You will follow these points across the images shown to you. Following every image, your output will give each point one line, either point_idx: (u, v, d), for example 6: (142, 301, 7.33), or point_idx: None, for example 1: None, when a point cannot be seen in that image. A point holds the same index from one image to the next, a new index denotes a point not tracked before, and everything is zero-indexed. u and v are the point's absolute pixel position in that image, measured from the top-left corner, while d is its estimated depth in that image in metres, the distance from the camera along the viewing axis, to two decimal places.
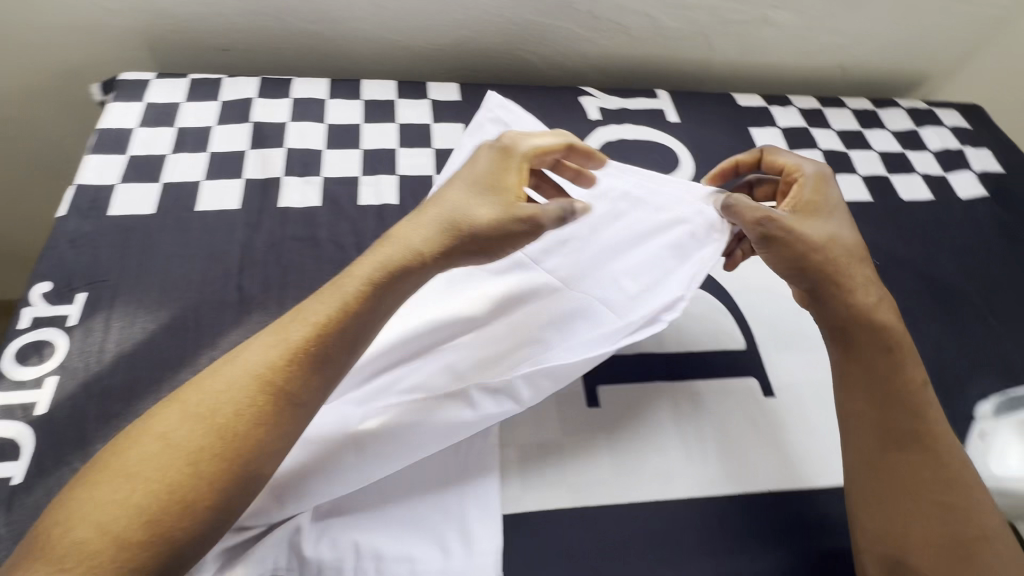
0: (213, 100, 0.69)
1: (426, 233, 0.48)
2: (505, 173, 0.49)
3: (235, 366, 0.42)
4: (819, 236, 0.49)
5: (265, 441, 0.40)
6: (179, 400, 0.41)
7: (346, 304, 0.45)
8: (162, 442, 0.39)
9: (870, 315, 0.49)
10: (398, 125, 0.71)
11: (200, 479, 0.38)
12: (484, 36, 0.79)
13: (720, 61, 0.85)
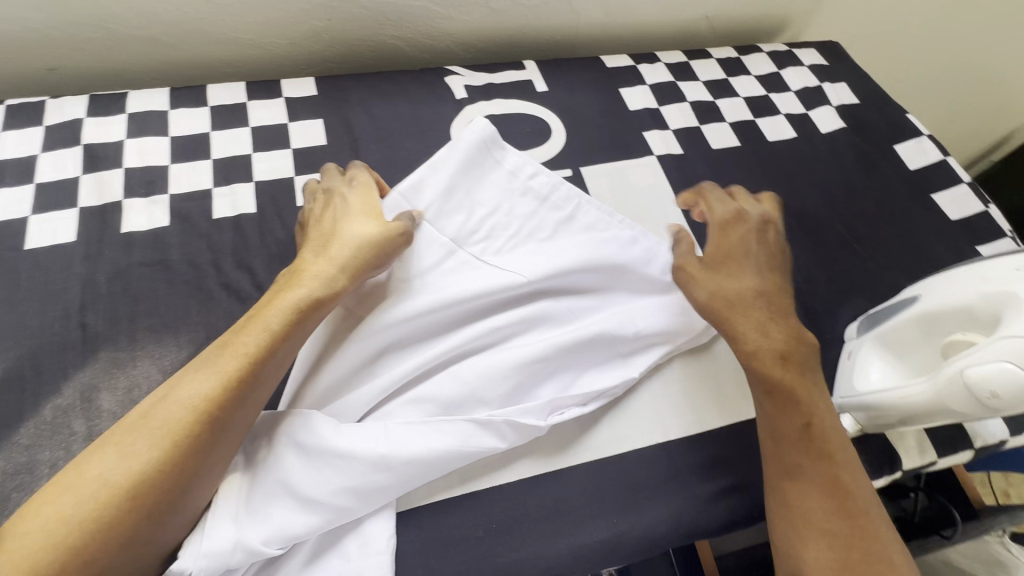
0: (35, 126, 0.63)
1: (335, 264, 0.48)
2: (371, 206, 0.52)
3: (173, 399, 0.40)
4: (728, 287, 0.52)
5: (202, 468, 0.39)
6: (114, 438, 0.38)
7: (277, 336, 0.44)
8: (100, 482, 0.36)
9: (769, 346, 0.50)
10: (251, 129, 0.67)
11: (134, 521, 0.36)
12: (337, 25, 0.75)
13: (587, 26, 0.85)
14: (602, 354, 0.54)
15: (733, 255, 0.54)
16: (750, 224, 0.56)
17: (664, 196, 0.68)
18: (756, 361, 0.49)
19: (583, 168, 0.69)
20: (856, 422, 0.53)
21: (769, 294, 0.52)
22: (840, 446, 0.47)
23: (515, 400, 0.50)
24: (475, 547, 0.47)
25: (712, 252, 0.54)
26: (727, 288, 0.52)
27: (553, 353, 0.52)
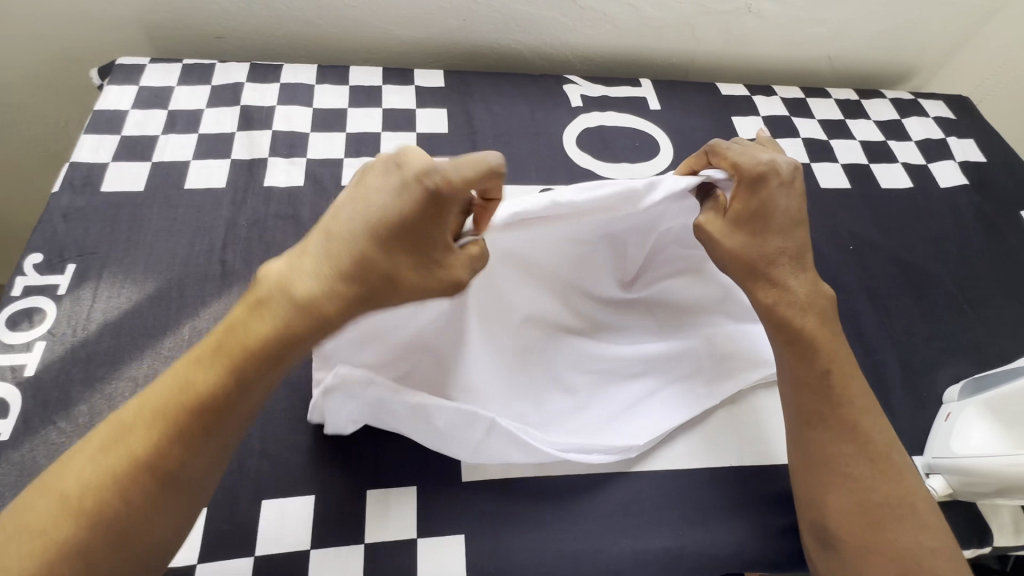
0: (204, 84, 0.72)
1: (316, 279, 0.39)
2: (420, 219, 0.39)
3: (116, 449, 0.38)
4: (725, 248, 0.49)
5: (158, 520, 0.38)
6: (53, 489, 0.37)
7: (228, 380, 0.39)
8: (41, 541, 0.35)
9: (806, 334, 0.49)
10: (383, 110, 0.72)
11: (99, 572, 0.36)
12: (470, 25, 0.81)
13: (706, 52, 0.86)
14: (683, 376, 0.55)
15: (766, 216, 0.48)
16: (782, 179, 0.47)
17: None
18: (805, 331, 0.48)
19: None
20: (947, 484, 0.51)
21: (806, 267, 0.49)
22: (887, 446, 0.48)
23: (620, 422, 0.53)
24: (543, 529, 0.49)
25: (743, 214, 0.48)
26: (755, 248, 0.48)
27: (634, 364, 0.55)
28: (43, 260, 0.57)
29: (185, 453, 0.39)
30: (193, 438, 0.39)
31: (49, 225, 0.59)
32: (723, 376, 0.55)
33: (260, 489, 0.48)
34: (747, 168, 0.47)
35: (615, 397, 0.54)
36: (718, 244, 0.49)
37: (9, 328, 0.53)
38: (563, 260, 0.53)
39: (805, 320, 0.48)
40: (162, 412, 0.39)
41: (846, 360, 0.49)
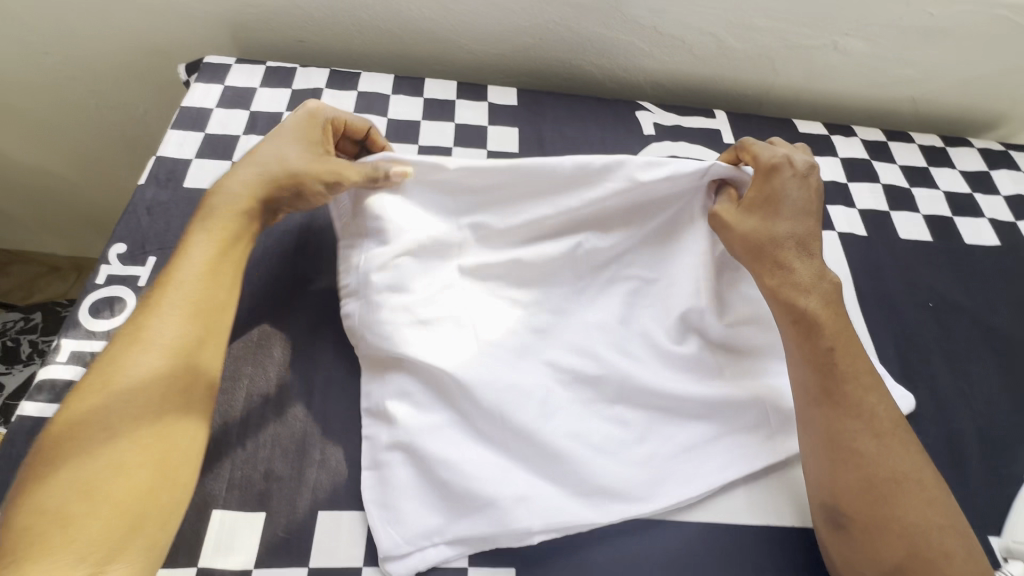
0: (286, 87, 0.73)
1: (240, 185, 0.54)
2: (314, 136, 0.57)
3: (134, 354, 0.45)
4: (733, 230, 0.55)
5: (183, 402, 0.44)
6: (87, 400, 0.43)
7: (211, 271, 0.50)
8: (88, 439, 0.41)
9: (804, 308, 0.52)
10: (456, 125, 0.73)
11: (138, 454, 0.41)
12: (546, 45, 0.81)
13: (783, 87, 0.83)
14: (744, 419, 0.54)
15: (777, 202, 0.55)
16: (796, 171, 0.55)
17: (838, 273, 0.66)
18: (806, 303, 0.52)
19: None
20: None
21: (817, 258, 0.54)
22: (888, 423, 0.48)
23: (680, 466, 0.51)
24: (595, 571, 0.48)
25: (754, 197, 0.56)
26: (766, 231, 0.54)
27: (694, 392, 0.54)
28: (126, 251, 0.59)
29: (181, 382, 0.45)
30: (186, 365, 0.46)
31: (134, 217, 0.61)
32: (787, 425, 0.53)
33: (318, 500, 0.49)
34: (764, 159, 0.56)
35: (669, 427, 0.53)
36: (736, 229, 0.55)
37: (92, 315, 0.55)
38: (605, 272, 0.58)
39: (809, 299, 0.52)
40: (164, 332, 0.46)
41: (858, 348, 0.51)
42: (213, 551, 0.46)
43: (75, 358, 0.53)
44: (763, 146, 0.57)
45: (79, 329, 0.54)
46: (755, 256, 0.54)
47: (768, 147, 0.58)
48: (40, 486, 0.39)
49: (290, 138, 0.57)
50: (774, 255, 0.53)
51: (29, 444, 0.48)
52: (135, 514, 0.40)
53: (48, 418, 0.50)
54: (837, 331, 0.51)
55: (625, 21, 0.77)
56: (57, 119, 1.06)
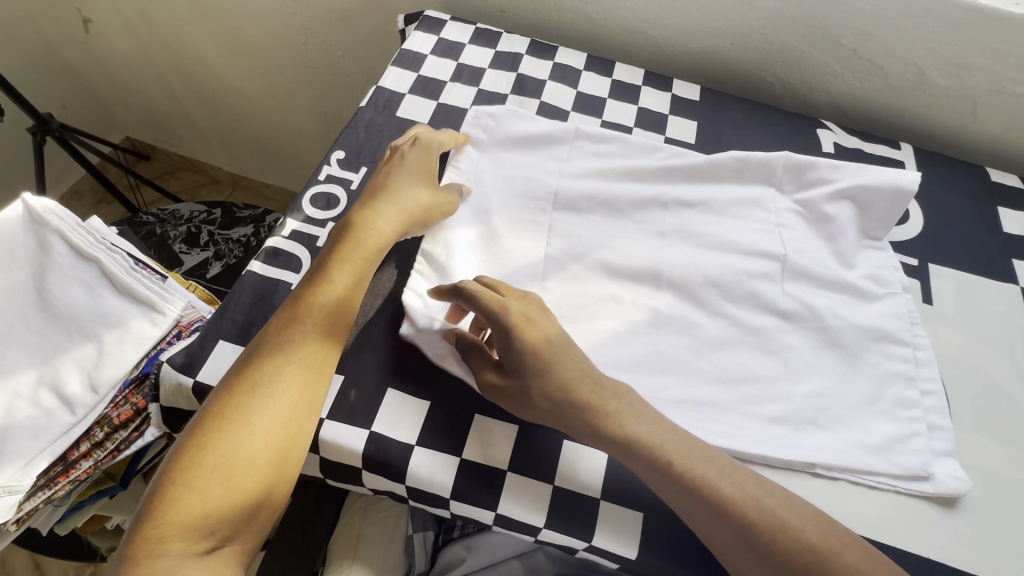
0: (491, 48, 0.80)
1: (385, 220, 0.57)
2: (427, 167, 0.62)
3: (275, 357, 0.48)
4: (542, 397, 0.48)
5: (307, 405, 0.48)
6: (234, 390, 0.47)
7: (342, 290, 0.53)
8: (230, 425, 0.45)
9: (642, 443, 0.46)
10: (638, 108, 0.76)
11: (269, 446, 0.45)
12: (735, 49, 0.83)
13: (979, 134, 0.80)
14: (847, 426, 0.54)
15: (540, 358, 0.48)
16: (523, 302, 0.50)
17: (1016, 328, 0.63)
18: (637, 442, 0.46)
19: (932, 265, 0.67)
20: None
21: (584, 374, 0.49)
22: (751, 495, 0.45)
23: (815, 450, 0.53)
24: None
25: (511, 362, 0.49)
26: (561, 381, 0.48)
27: (827, 388, 0.56)
28: (345, 158, 0.68)
29: (309, 400, 0.48)
30: (316, 384, 0.49)
31: (353, 132, 0.70)
32: (812, 432, 0.54)
33: (475, 404, 0.54)
34: (505, 318, 0.48)
35: (692, 395, 0.55)
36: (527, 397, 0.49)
37: (312, 204, 0.64)
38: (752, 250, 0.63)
39: (587, 426, 0.48)
40: (296, 339, 0.49)
41: (653, 429, 0.47)
42: (382, 420, 0.52)
43: (296, 235, 0.61)
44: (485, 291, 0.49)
45: (300, 213, 0.63)
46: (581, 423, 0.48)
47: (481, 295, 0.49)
48: (184, 464, 0.44)
49: (412, 175, 0.61)
50: (598, 414, 0.47)
51: (252, 292, 0.58)
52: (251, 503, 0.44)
53: (270, 277, 0.59)
54: (671, 442, 0.47)
55: (826, 39, 0.77)
56: (267, 49, 1.21)
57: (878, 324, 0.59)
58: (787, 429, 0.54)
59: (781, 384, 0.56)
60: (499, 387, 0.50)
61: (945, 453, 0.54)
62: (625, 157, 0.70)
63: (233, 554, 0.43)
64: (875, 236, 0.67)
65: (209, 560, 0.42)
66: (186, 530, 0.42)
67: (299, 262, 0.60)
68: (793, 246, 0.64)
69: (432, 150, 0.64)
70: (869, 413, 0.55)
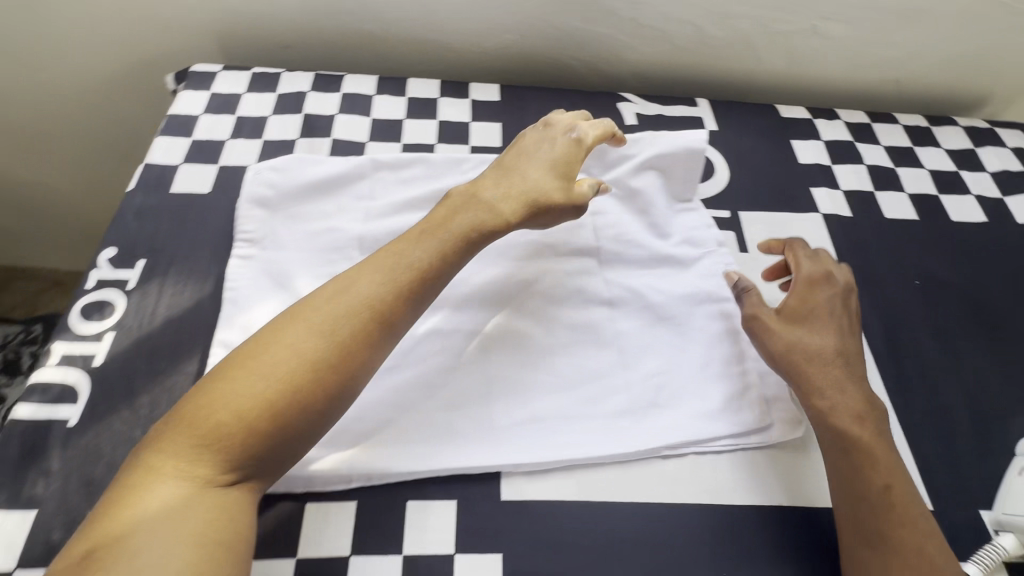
0: (271, 91, 0.74)
1: (503, 197, 0.55)
2: (571, 164, 0.59)
3: (350, 297, 0.47)
4: (781, 343, 0.54)
5: (366, 359, 0.46)
6: (301, 318, 0.47)
7: (434, 254, 0.51)
8: (288, 352, 0.45)
9: (835, 418, 0.50)
10: (439, 122, 0.74)
11: (314, 393, 0.44)
12: (525, 40, 0.82)
13: (766, 75, 0.84)
14: (683, 402, 0.54)
15: (808, 315, 0.55)
16: (832, 288, 0.57)
17: (824, 255, 0.66)
18: (836, 416, 0.50)
19: (742, 213, 0.69)
20: (1018, 543, 0.48)
21: (821, 353, 0.53)
22: (888, 489, 0.47)
23: (658, 433, 0.53)
24: (584, 555, 0.48)
25: (790, 309, 0.56)
26: (815, 343, 0.54)
27: (660, 367, 0.56)
28: (116, 255, 0.60)
29: (366, 354, 0.46)
30: (375, 339, 0.47)
31: (122, 221, 0.62)
32: (656, 415, 0.54)
33: (305, 493, 0.49)
34: (806, 270, 0.57)
35: (533, 413, 0.53)
36: (767, 339, 0.54)
37: (83, 318, 0.56)
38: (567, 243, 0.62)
39: (825, 399, 0.51)
40: (372, 289, 0.48)
41: (841, 409, 0.51)
42: None
43: (67, 361, 0.53)
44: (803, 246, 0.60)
45: (69, 332, 0.55)
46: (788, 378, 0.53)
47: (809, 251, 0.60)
48: (232, 378, 0.44)
49: (538, 160, 0.59)
50: (812, 376, 0.52)
51: (20, 445, 0.49)
52: (277, 442, 0.43)
53: (40, 419, 0.50)
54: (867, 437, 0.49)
55: (605, 14, 0.78)
56: None
57: (696, 290, 0.60)
58: (631, 419, 0.53)
59: (617, 374, 0.56)
60: (764, 327, 0.55)
61: (775, 398, 0.55)
62: (432, 178, 0.67)
63: (246, 493, 0.43)
64: (685, 199, 0.68)
65: (220, 492, 0.41)
66: (209, 453, 0.42)
67: (74, 392, 0.52)
68: (605, 230, 0.63)
69: (585, 143, 0.61)
70: (701, 382, 0.56)
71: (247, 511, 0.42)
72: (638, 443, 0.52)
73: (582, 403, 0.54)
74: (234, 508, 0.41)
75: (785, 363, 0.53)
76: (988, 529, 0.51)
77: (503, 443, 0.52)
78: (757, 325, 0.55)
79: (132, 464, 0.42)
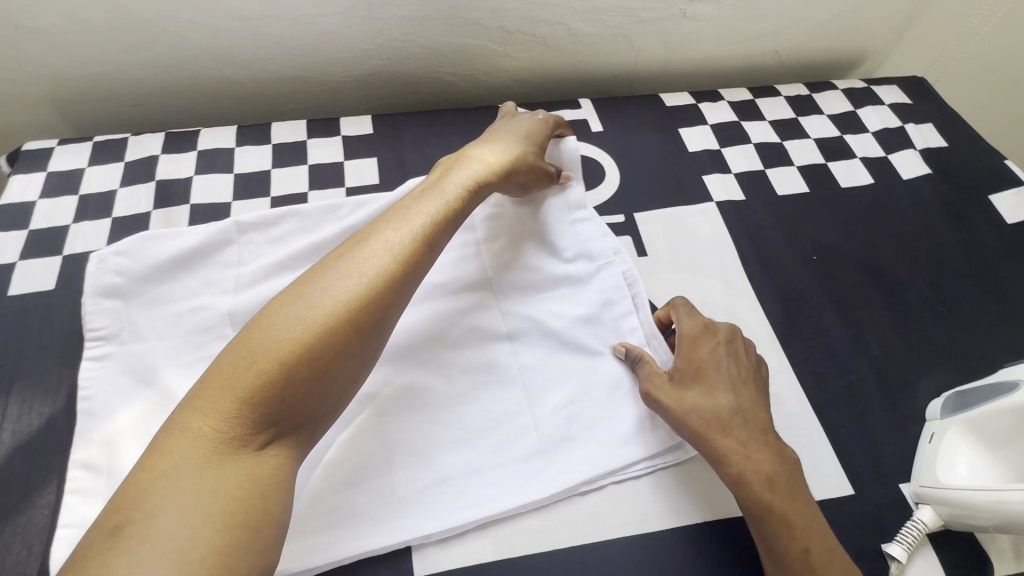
0: (118, 161, 0.68)
1: (496, 156, 0.57)
2: (540, 137, 0.61)
3: (375, 244, 0.47)
4: (682, 411, 0.50)
5: (394, 308, 0.46)
6: (329, 268, 0.46)
7: (447, 205, 0.52)
8: (321, 301, 0.44)
9: (744, 486, 0.47)
10: (310, 167, 0.68)
11: (349, 341, 0.43)
12: (394, 64, 0.77)
13: (646, 63, 0.83)
14: (595, 433, 0.52)
15: (702, 374, 0.51)
16: (717, 339, 0.53)
17: (722, 245, 0.65)
18: (744, 486, 0.47)
19: (636, 214, 0.67)
20: (937, 515, 0.48)
21: (717, 413, 0.49)
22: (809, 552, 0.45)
23: (573, 467, 0.50)
24: None
25: (683, 369, 0.52)
26: (708, 405, 0.50)
27: (568, 397, 0.53)
28: None
29: (394, 299, 0.46)
30: (403, 285, 0.46)
31: None
32: (569, 449, 0.51)
33: None
34: (687, 327, 0.54)
35: (440, 473, 0.50)
36: (667, 408, 0.50)
37: None
38: (462, 273, 0.58)
39: (732, 465, 0.48)
40: (394, 236, 0.48)
41: (750, 469, 0.47)
42: None
43: None
44: (682, 303, 0.56)
45: None
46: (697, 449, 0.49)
47: (689, 307, 0.56)
48: (269, 328, 0.43)
49: (512, 134, 0.61)
50: (715, 443, 0.48)
51: None
52: (309, 402, 0.42)
53: None
54: (778, 501, 0.46)
55: (470, 26, 0.74)
56: None
57: (598, 310, 0.57)
58: (544, 457, 0.51)
59: (524, 411, 0.53)
60: (661, 398, 0.51)
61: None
62: (307, 231, 0.61)
63: (282, 455, 0.41)
64: (580, 206, 0.62)
65: (255, 453, 0.40)
66: (244, 411, 0.40)
67: None
68: (497, 254, 0.59)
69: (547, 121, 0.63)
70: (613, 408, 0.53)
71: (284, 473, 0.41)
72: (553, 482, 0.50)
73: (490, 451, 0.51)
74: (269, 471, 0.40)
75: (685, 432, 0.50)
76: (909, 502, 0.51)
77: (418, 513, 0.48)
78: (655, 398, 0.51)
79: (166, 425, 0.41)
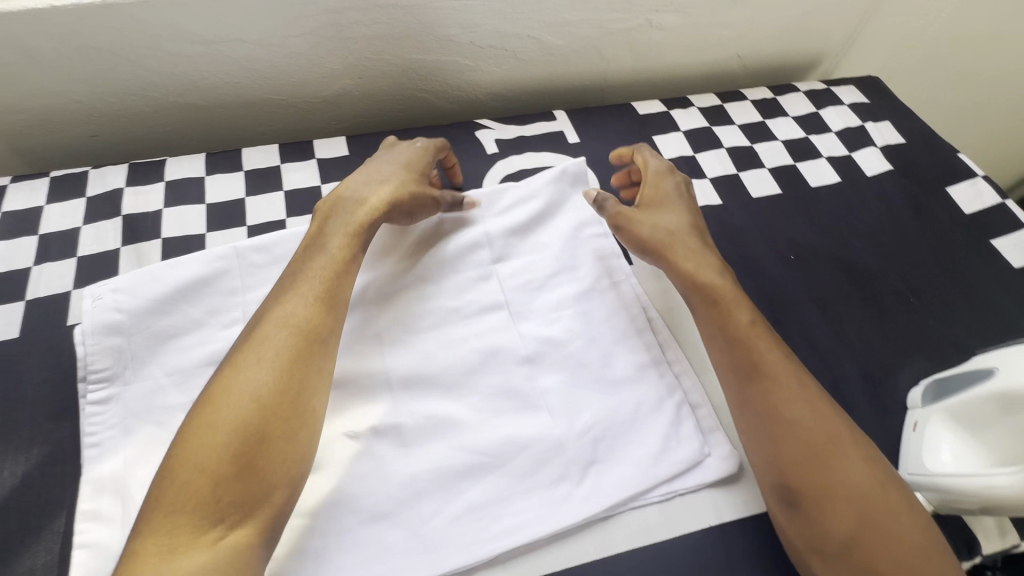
0: (78, 197, 0.64)
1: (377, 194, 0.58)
2: (417, 165, 0.61)
3: (274, 324, 0.48)
4: (648, 223, 0.60)
5: (311, 373, 0.46)
6: (240, 359, 0.46)
7: (337, 267, 0.52)
8: (235, 391, 0.44)
9: (702, 281, 0.56)
10: (286, 193, 0.67)
11: (269, 414, 0.43)
12: (365, 82, 0.76)
13: (616, 72, 0.84)
14: (620, 458, 0.52)
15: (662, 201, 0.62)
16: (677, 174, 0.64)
17: None
18: (701, 281, 0.56)
19: None
20: (926, 501, 0.50)
21: (678, 236, 0.59)
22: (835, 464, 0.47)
23: (599, 489, 0.50)
24: None
25: (646, 196, 0.63)
26: (673, 230, 0.60)
27: (590, 421, 0.53)
28: None
29: (309, 360, 0.46)
30: (311, 344, 0.47)
31: None
32: (598, 472, 0.51)
33: None
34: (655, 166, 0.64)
35: (466, 501, 0.49)
36: (633, 224, 0.60)
37: None
38: (474, 298, 0.57)
39: (691, 263, 0.57)
40: (291, 310, 0.49)
41: (709, 280, 0.56)
42: None
43: None
44: (646, 146, 0.67)
45: None
46: (654, 252, 0.59)
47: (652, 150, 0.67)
48: (189, 434, 0.42)
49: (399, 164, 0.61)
50: (672, 248, 0.58)
51: None
52: (248, 489, 0.41)
53: None
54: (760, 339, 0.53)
55: (441, 42, 0.73)
56: None
57: (616, 331, 0.58)
58: (569, 482, 0.51)
59: (535, 434, 0.52)
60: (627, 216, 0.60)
61: (711, 428, 0.55)
62: None
63: (243, 540, 0.40)
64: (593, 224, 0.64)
65: (213, 548, 0.39)
66: (195, 514, 0.39)
67: None
68: (512, 276, 0.59)
69: (421, 150, 0.63)
70: (635, 429, 0.53)
71: (247, 557, 0.39)
72: (575, 507, 0.50)
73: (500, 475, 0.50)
74: (232, 559, 0.39)
75: (649, 242, 0.59)
76: None
77: (444, 540, 0.47)
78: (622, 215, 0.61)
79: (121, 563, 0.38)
